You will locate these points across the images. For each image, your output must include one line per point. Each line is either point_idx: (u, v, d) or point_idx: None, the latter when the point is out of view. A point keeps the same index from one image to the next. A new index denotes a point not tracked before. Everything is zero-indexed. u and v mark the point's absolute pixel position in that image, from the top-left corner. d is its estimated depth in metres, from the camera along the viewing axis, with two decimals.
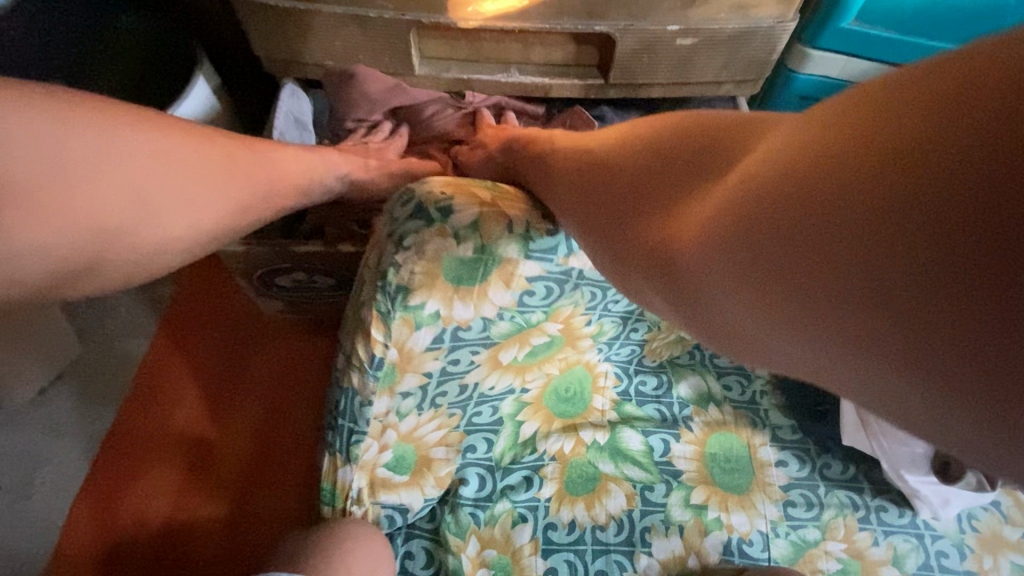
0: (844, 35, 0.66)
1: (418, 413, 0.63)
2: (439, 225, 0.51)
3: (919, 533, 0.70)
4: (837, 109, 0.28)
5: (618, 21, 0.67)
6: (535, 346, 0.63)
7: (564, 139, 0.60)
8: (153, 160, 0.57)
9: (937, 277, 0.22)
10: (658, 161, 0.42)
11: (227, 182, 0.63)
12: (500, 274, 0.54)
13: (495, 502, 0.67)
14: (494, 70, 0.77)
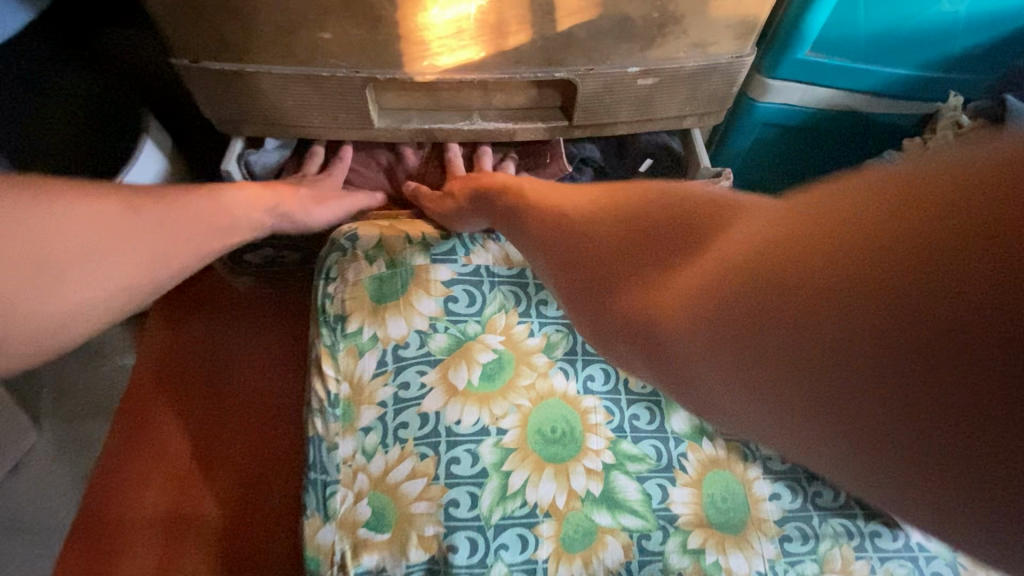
0: (801, 65, 0.70)
1: (384, 451, 0.67)
2: (352, 252, 0.71)
3: (913, 556, 0.69)
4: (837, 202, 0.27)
5: (578, 66, 0.67)
6: (484, 365, 0.69)
7: (547, 196, 0.54)
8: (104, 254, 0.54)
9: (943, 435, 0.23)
10: (635, 237, 0.40)
11: None
12: (417, 282, 0.70)
13: (490, 567, 0.65)
14: (456, 118, 0.75)
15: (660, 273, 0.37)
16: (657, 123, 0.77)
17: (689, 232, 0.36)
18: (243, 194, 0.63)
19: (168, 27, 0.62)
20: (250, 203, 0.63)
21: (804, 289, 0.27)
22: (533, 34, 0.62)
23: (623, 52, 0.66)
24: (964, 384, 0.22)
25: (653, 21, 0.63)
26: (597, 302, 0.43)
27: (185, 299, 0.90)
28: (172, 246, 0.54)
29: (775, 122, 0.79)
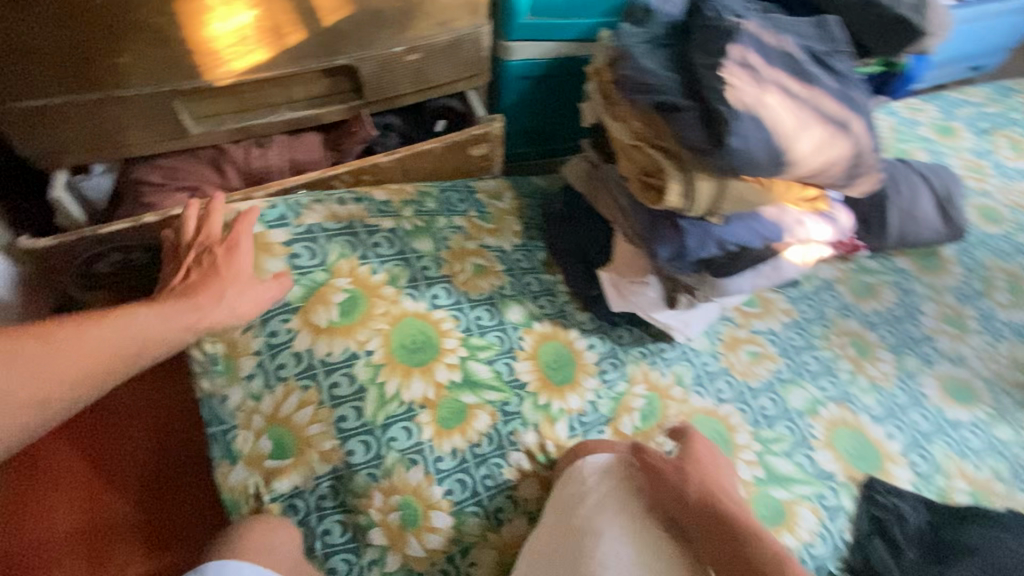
0: (524, 27, 0.94)
1: (270, 392, 0.78)
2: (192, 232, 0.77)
3: (686, 355, 0.96)
4: None
5: (354, 53, 0.84)
6: (340, 303, 0.81)
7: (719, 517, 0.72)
8: (45, 357, 0.59)
9: None
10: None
11: (109, 344, 0.62)
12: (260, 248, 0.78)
13: (385, 458, 0.78)
14: (266, 113, 0.87)
15: None
16: (436, 90, 0.97)
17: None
18: (156, 315, 0.66)
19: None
20: (165, 320, 0.66)
21: None
22: (306, 31, 0.79)
23: (385, 36, 0.84)
24: None
25: (399, 9, 0.82)
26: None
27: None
28: (64, 380, 0.60)
29: (528, 74, 1.02)
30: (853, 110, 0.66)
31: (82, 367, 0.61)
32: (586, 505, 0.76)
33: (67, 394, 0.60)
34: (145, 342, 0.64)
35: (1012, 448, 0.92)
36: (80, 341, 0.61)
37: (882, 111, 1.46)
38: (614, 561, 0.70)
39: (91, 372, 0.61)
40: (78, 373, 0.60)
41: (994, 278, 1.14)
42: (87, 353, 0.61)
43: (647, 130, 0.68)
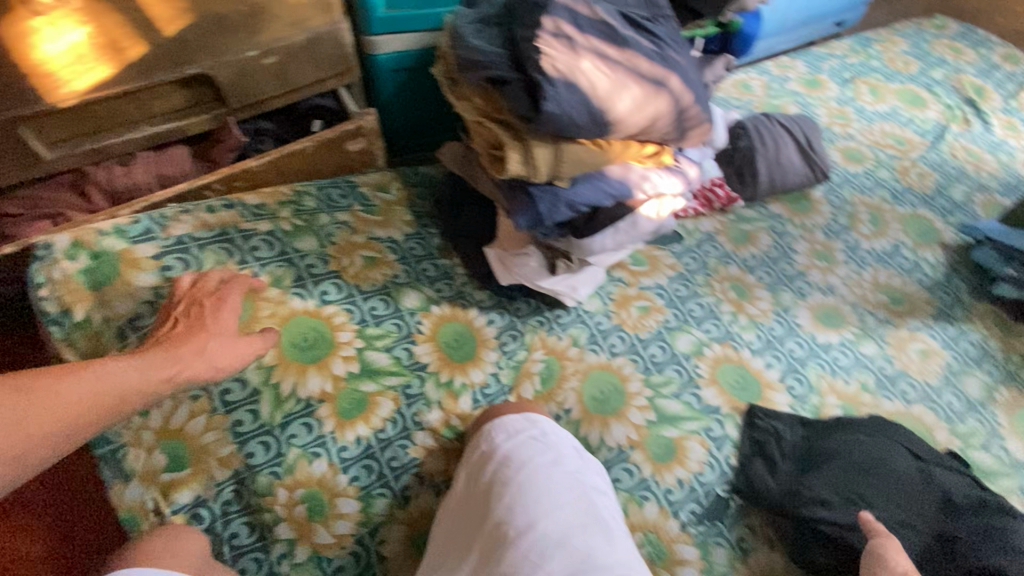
0: (383, 20, 0.95)
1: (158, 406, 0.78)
2: (51, 257, 0.75)
3: (582, 318, 1.01)
4: None
5: (205, 61, 0.84)
6: None
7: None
8: (21, 409, 0.56)
9: None
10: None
11: (90, 395, 0.60)
12: (127, 264, 0.77)
13: (286, 455, 0.79)
14: (125, 131, 0.87)
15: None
16: (304, 90, 0.98)
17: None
18: (132, 366, 0.64)
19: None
20: (144, 374, 0.64)
21: None
22: (147, 45, 0.79)
23: (236, 41, 0.85)
24: None
25: (244, 14, 0.84)
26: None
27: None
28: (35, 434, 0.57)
29: (399, 66, 1.03)
30: (671, 68, 0.71)
31: (59, 422, 0.58)
32: (494, 461, 0.78)
33: (46, 445, 0.58)
34: (123, 392, 0.63)
35: (877, 360, 1.02)
36: (62, 390, 0.59)
37: (755, 71, 1.56)
38: (522, 503, 0.72)
39: (68, 426, 0.59)
40: (57, 424, 0.58)
41: (858, 213, 1.25)
42: (66, 404, 0.59)
43: (486, 105, 0.72)
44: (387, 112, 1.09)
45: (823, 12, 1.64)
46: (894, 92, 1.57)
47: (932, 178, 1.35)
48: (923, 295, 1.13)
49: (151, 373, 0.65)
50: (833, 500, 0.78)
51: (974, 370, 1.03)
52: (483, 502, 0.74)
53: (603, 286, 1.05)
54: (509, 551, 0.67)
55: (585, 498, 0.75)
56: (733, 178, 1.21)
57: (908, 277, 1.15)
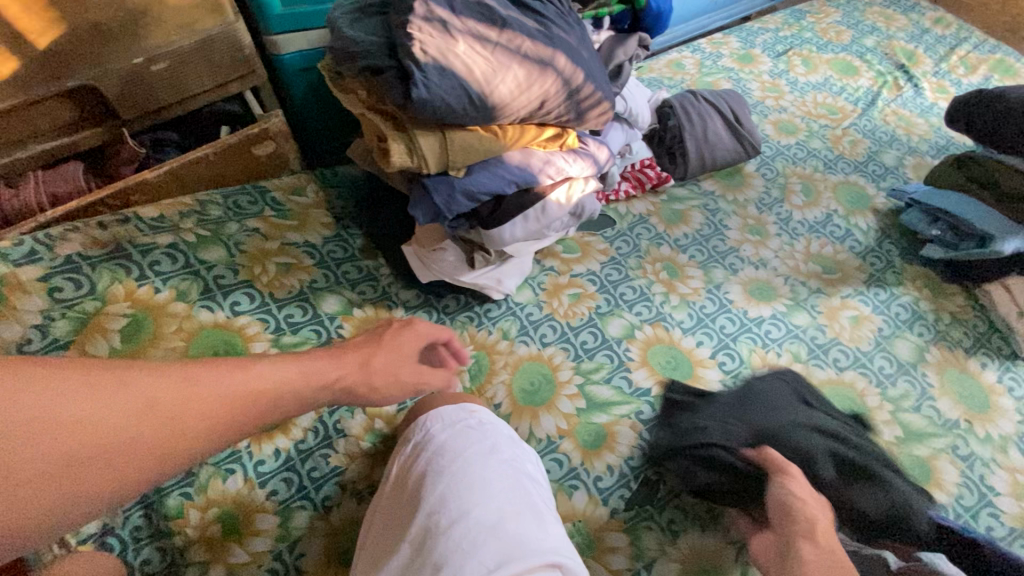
0: (282, 18, 0.92)
1: None
2: None
3: (512, 310, 0.99)
4: None
5: (87, 72, 0.81)
6: (121, 329, 0.76)
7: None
8: (177, 401, 0.48)
9: None
10: None
11: (252, 398, 0.52)
12: (9, 288, 0.73)
13: (198, 473, 0.77)
14: (11, 151, 0.83)
15: None
16: (205, 96, 0.94)
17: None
18: (298, 369, 0.57)
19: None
20: (307, 380, 0.57)
21: None
22: (17, 58, 0.76)
23: (119, 48, 0.82)
24: None
25: (123, 19, 0.80)
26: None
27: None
28: (188, 435, 0.48)
29: (307, 65, 1.00)
30: (559, 46, 0.70)
31: (213, 424, 0.49)
32: (427, 451, 0.74)
33: (192, 447, 0.48)
34: (283, 398, 0.54)
35: (809, 330, 1.02)
36: (225, 381, 0.51)
37: (688, 50, 1.55)
38: (455, 493, 0.68)
39: (224, 431, 0.50)
40: (213, 427, 0.49)
41: (790, 184, 1.25)
42: (224, 407, 0.50)
43: (370, 98, 0.70)
44: (301, 113, 1.06)
45: None
46: (826, 62, 1.57)
47: (863, 146, 1.36)
48: (855, 262, 1.14)
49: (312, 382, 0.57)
50: (710, 424, 0.81)
51: (905, 333, 1.05)
52: (414, 493, 0.71)
53: (533, 277, 1.04)
54: (439, 542, 0.63)
55: (521, 486, 0.72)
56: (664, 156, 1.21)
57: (841, 245, 1.16)
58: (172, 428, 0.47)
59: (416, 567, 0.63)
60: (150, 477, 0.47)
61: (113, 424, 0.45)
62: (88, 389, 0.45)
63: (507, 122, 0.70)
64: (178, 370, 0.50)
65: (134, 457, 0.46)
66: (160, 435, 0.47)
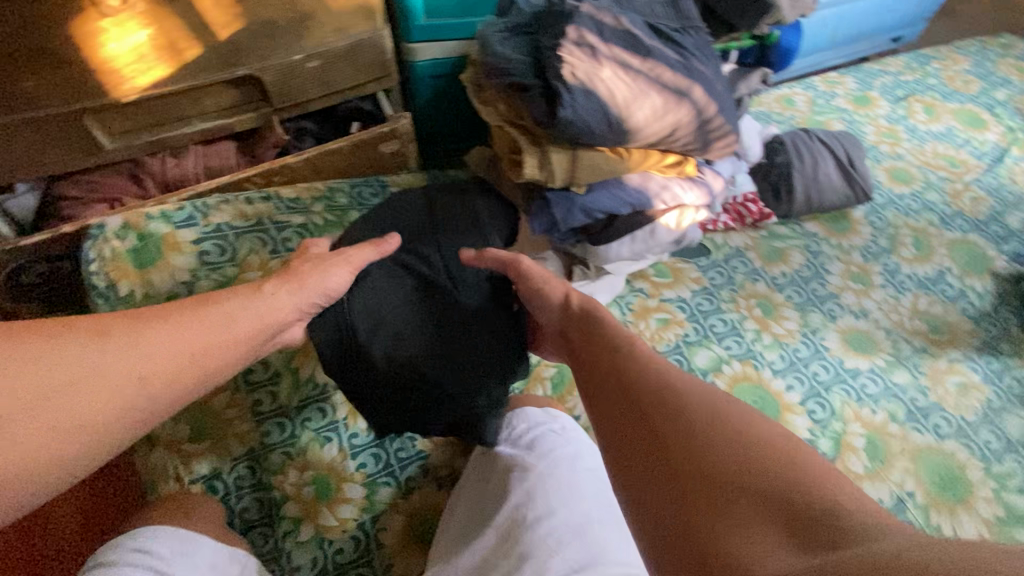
0: (424, 28, 0.99)
1: None
2: (103, 236, 0.81)
3: None
4: (632, 423, 0.55)
5: (254, 64, 0.90)
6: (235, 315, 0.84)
7: (588, 371, 0.63)
8: (131, 342, 0.51)
9: (634, 444, 0.53)
10: (589, 380, 0.62)
11: (203, 333, 0.55)
12: (166, 245, 0.82)
13: (299, 436, 0.83)
14: (179, 126, 0.93)
15: (634, 440, 0.53)
16: (345, 93, 1.03)
17: (623, 414, 0.56)
18: (254, 309, 0.60)
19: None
20: (265, 311, 0.60)
21: (654, 463, 0.51)
22: (201, 46, 0.85)
23: (283, 46, 0.91)
24: (642, 454, 0.52)
25: (291, 20, 0.89)
26: (665, 505, 0.49)
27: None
28: (150, 371, 0.51)
29: (436, 73, 1.07)
30: (696, 78, 0.71)
31: (170, 359, 0.52)
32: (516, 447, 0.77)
33: (157, 384, 0.51)
34: (239, 337, 0.57)
35: (909, 391, 0.98)
36: (193, 321, 0.55)
37: (800, 86, 1.52)
38: (542, 490, 0.71)
39: (183, 365, 0.53)
40: (170, 363, 0.52)
41: (901, 235, 1.19)
42: (176, 342, 0.53)
43: (510, 111, 0.73)
44: (423, 116, 1.13)
45: (879, 27, 1.59)
46: (950, 111, 1.49)
47: (985, 204, 1.28)
48: (965, 325, 1.08)
49: (263, 315, 0.60)
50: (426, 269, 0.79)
51: (1016, 409, 0.99)
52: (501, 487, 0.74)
53: (623, 296, 1.04)
54: (524, 535, 0.68)
55: (604, 496, 0.73)
56: (768, 193, 1.17)
57: (951, 306, 1.10)
58: (127, 363, 0.50)
59: (501, 555, 0.67)
60: (127, 422, 0.50)
61: (66, 360, 0.47)
62: (41, 336, 0.47)
63: (637, 145, 0.72)
64: (125, 318, 0.52)
65: (100, 398, 0.48)
66: (119, 371, 0.50)
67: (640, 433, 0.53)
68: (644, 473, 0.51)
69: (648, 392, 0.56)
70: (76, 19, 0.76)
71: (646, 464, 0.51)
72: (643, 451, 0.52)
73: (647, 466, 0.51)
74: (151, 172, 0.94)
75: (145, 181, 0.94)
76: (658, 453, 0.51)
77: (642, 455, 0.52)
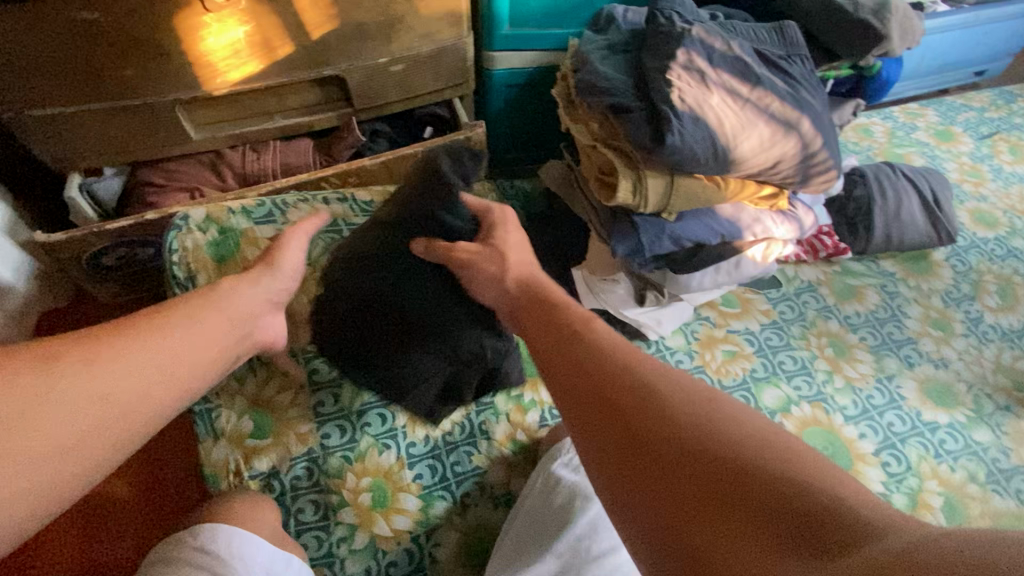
0: (507, 37, 0.98)
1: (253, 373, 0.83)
2: (185, 226, 0.82)
3: (661, 354, 0.96)
4: (598, 405, 0.49)
5: (340, 64, 0.91)
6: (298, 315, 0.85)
7: (549, 356, 0.59)
8: (114, 364, 0.51)
9: (601, 425, 0.48)
10: (550, 361, 0.58)
11: (185, 353, 0.56)
12: (245, 240, 0.84)
13: (359, 441, 0.82)
14: (261, 121, 0.94)
15: (600, 422, 0.48)
16: (422, 98, 1.02)
17: (589, 393, 0.51)
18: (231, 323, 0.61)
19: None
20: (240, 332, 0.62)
21: (622, 442, 0.46)
22: (293, 45, 0.86)
23: (370, 48, 0.91)
24: (609, 433, 0.47)
25: (382, 24, 0.88)
26: (639, 489, 0.43)
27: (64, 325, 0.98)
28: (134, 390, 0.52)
29: (512, 83, 1.06)
30: (803, 109, 0.68)
31: (154, 376, 0.53)
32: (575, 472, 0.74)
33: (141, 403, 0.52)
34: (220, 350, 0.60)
35: (990, 451, 0.92)
36: (176, 338, 0.56)
37: (878, 116, 1.46)
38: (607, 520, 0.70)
39: (165, 383, 0.54)
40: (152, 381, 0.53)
41: (984, 282, 1.13)
42: (160, 360, 0.54)
43: (601, 131, 0.72)
44: (494, 124, 1.12)
45: (967, 60, 1.52)
46: None
47: None
48: None
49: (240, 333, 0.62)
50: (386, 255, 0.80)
51: None
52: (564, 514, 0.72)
53: (688, 324, 1.01)
54: (590, 569, 0.67)
55: None
56: (843, 227, 1.12)
57: None
58: (108, 385, 0.50)
59: None
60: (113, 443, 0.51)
61: (39, 394, 0.46)
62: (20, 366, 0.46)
63: (736, 175, 0.69)
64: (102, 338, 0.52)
65: (90, 420, 0.49)
66: (103, 395, 0.50)
67: (604, 412, 0.48)
68: (616, 458, 0.45)
69: (612, 371, 0.51)
70: (179, 13, 0.76)
71: (615, 444, 0.46)
72: (610, 431, 0.47)
73: (617, 447, 0.46)
74: (232, 165, 0.96)
75: (226, 173, 0.95)
76: (628, 432, 0.46)
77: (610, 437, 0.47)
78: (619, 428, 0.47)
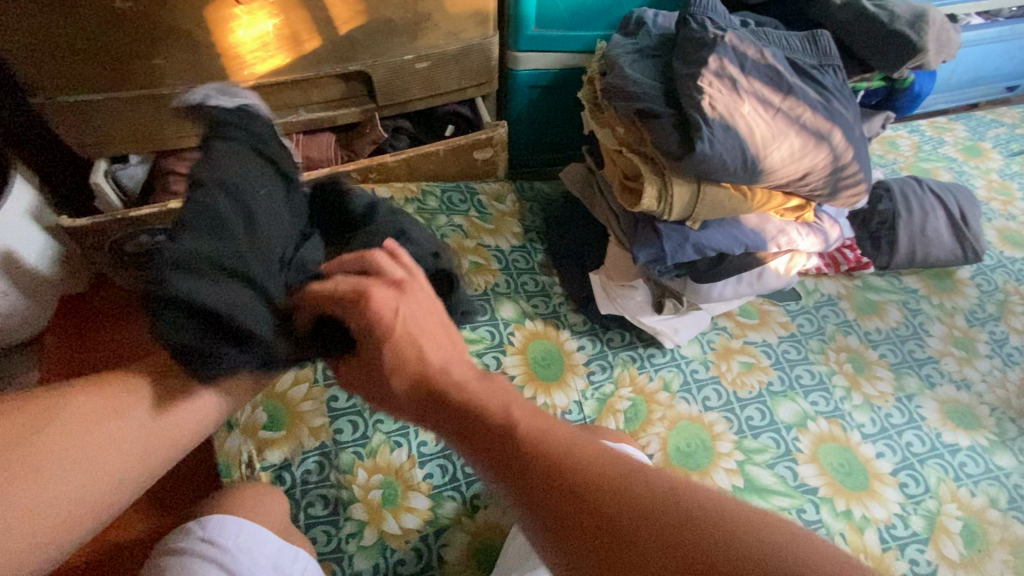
0: (532, 38, 0.98)
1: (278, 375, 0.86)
2: None
3: (676, 362, 0.95)
4: (538, 490, 0.41)
5: (366, 60, 0.91)
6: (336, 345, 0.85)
7: (451, 423, 0.48)
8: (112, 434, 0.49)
9: (545, 511, 0.40)
10: (457, 430, 0.47)
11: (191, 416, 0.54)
12: None
13: (371, 438, 0.83)
14: (285, 114, 0.94)
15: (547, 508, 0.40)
16: (446, 96, 1.02)
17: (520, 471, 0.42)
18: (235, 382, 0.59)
19: (9, 55, 0.75)
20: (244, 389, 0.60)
21: (578, 532, 0.39)
22: (321, 40, 0.86)
23: (396, 45, 0.91)
24: (561, 521, 0.40)
25: (410, 21, 0.88)
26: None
27: (61, 357, 0.96)
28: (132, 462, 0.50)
29: (535, 84, 1.05)
30: (833, 119, 0.67)
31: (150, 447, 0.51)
32: None
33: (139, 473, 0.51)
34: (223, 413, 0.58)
35: (1013, 476, 0.90)
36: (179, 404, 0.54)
37: (905, 129, 1.43)
38: None
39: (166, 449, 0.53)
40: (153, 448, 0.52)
41: (1010, 302, 1.11)
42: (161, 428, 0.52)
43: (627, 136, 0.72)
44: (516, 124, 1.11)
45: (999, 74, 1.49)
46: None
47: None
48: None
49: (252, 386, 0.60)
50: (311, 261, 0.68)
51: None
52: None
53: (704, 333, 1.00)
54: None
55: None
56: (865, 241, 1.11)
57: None
58: (106, 457, 0.48)
59: None
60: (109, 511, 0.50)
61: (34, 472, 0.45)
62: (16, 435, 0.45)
63: (762, 184, 0.68)
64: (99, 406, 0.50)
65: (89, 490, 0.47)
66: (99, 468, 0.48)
67: (544, 495, 0.41)
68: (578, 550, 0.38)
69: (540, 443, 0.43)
70: (210, 4, 0.77)
71: (570, 534, 0.39)
72: (562, 517, 0.40)
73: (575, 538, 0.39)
74: None
75: None
76: (583, 519, 0.39)
77: (562, 528, 0.39)
78: (568, 516, 0.39)
